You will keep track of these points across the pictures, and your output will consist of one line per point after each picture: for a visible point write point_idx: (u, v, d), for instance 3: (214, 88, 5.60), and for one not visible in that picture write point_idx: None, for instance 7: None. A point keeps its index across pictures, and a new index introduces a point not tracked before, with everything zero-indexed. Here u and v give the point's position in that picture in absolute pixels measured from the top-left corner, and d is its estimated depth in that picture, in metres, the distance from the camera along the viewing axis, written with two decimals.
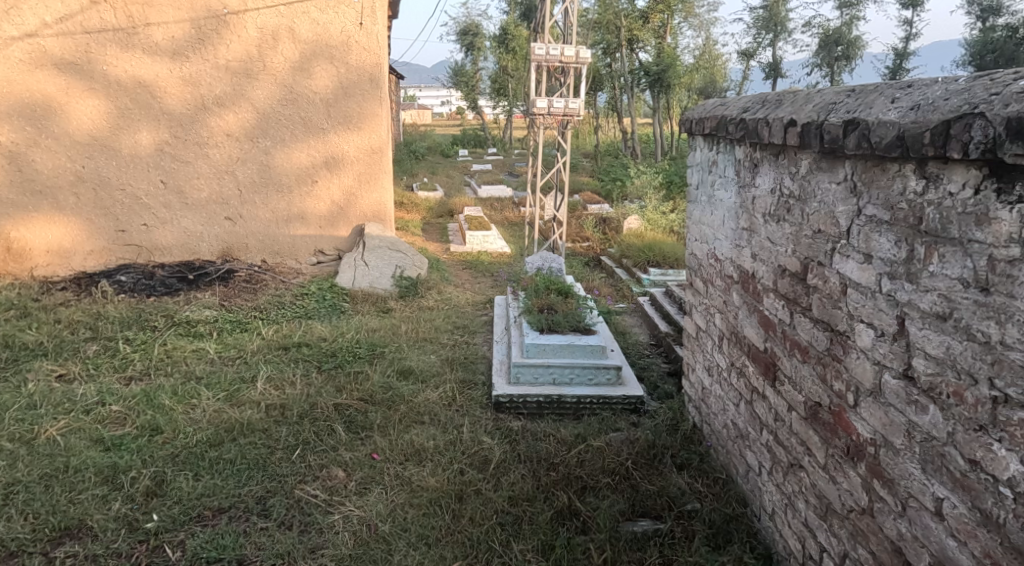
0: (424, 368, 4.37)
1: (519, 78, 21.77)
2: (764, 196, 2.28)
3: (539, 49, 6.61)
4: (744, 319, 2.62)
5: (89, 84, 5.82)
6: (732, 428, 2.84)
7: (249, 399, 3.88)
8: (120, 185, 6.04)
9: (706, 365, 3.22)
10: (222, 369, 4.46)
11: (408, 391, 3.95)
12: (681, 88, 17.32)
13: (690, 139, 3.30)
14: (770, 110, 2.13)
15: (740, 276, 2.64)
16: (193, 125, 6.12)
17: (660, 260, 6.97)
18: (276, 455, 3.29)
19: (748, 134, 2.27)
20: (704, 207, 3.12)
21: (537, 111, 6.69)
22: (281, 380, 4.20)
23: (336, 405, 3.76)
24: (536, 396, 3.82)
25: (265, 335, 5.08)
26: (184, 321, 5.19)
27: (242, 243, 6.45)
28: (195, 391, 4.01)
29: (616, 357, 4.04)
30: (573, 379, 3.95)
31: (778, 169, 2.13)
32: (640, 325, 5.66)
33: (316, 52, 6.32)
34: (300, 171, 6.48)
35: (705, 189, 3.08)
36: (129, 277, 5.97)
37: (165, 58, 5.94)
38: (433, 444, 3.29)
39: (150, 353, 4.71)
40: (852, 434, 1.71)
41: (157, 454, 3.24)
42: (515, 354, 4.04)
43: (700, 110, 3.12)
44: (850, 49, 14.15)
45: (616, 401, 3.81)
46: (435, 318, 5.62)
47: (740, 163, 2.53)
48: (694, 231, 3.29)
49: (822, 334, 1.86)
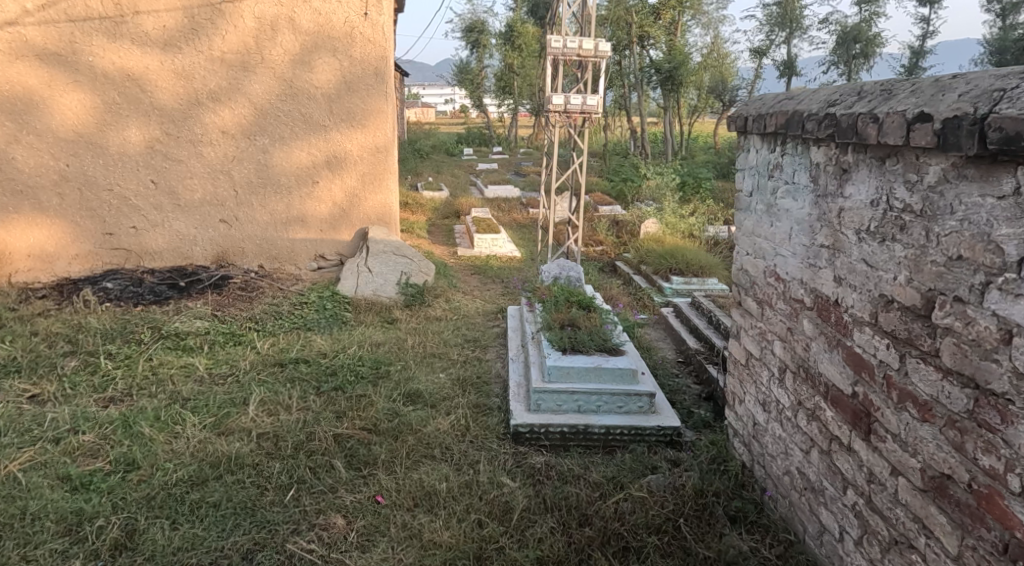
0: (433, 390, 3.96)
1: (525, 76, 21.32)
2: (858, 209, 1.88)
3: (555, 41, 6.18)
4: (819, 352, 2.22)
5: (73, 77, 5.41)
6: (798, 478, 2.44)
7: (240, 427, 3.48)
8: (107, 185, 5.64)
9: (760, 398, 2.82)
10: (211, 390, 4.07)
11: (417, 418, 3.54)
12: (692, 87, 16.86)
13: (741, 138, 2.89)
14: (874, 102, 1.74)
15: (814, 302, 2.24)
16: (186, 122, 5.73)
17: (683, 268, 6.49)
18: (266, 498, 2.89)
19: (837, 132, 1.87)
20: (760, 216, 2.72)
21: (553, 107, 6.26)
22: (275, 403, 3.79)
23: (335, 435, 3.37)
24: (559, 426, 3.42)
25: (259, 351, 4.68)
26: (172, 333, 4.78)
27: (238, 247, 6.06)
28: (181, 417, 3.60)
29: (649, 382, 3.63)
30: (600, 406, 3.54)
31: (882, 176, 1.74)
32: (664, 339, 5.26)
33: (318, 45, 5.91)
34: (299, 171, 6.07)
35: (763, 196, 2.68)
36: (116, 283, 5.53)
37: (156, 49, 5.55)
38: (445, 486, 2.90)
39: (134, 370, 4.31)
40: (1016, 529, 1.34)
41: (131, 496, 2.83)
42: (536, 378, 3.63)
43: (759, 104, 2.71)
44: (868, 47, 13.69)
45: (650, 432, 3.41)
46: (444, 330, 5.22)
47: (820, 168, 2.12)
48: (745, 244, 2.89)
49: (959, 391, 1.48)
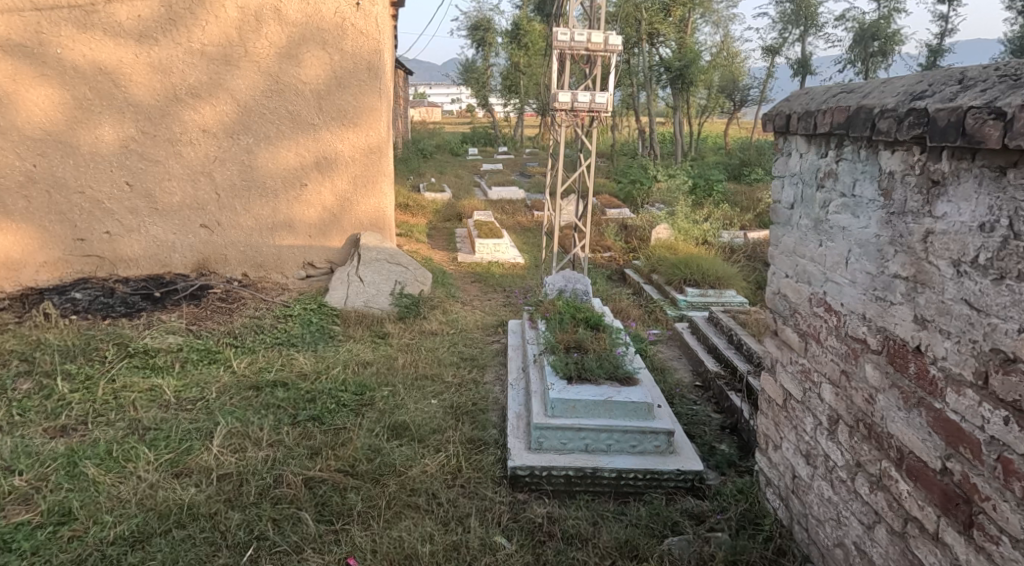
0: (422, 421, 3.52)
1: (532, 75, 20.86)
2: (958, 236, 1.46)
3: (562, 34, 5.68)
4: (887, 408, 1.78)
5: (40, 70, 5.00)
6: (855, 556, 2.00)
7: (200, 466, 3.06)
8: (78, 187, 5.22)
9: (802, 449, 2.37)
10: (176, 418, 3.64)
11: (401, 458, 3.12)
12: (702, 86, 16.36)
13: (781, 138, 2.44)
14: (990, 91, 1.32)
15: (882, 345, 1.79)
16: (164, 120, 5.31)
17: (699, 278, 6.01)
18: (220, 559, 2.49)
19: (929, 130, 1.44)
20: (806, 233, 2.27)
21: (559, 105, 5.78)
22: (243, 437, 3.35)
23: (307, 479, 2.95)
24: (564, 468, 2.99)
25: (235, 371, 4.26)
26: (140, 350, 4.35)
27: (220, 254, 5.63)
28: (134, 452, 3.18)
29: (666, 417, 3.19)
30: (611, 445, 3.10)
31: (999, 192, 1.35)
32: (680, 358, 4.82)
33: (306, 37, 5.51)
34: (287, 172, 5.65)
35: (811, 208, 2.23)
36: (85, 294, 5.11)
37: (131, 41, 5.13)
38: (429, 548, 2.52)
39: (94, 394, 3.88)
40: None
41: (57, 560, 2.45)
42: (537, 411, 3.19)
43: (805, 99, 2.26)
44: (887, 45, 13.17)
45: (668, 477, 2.98)
46: (440, 347, 4.78)
47: (895, 178, 1.69)
48: (786, 264, 2.44)
49: None
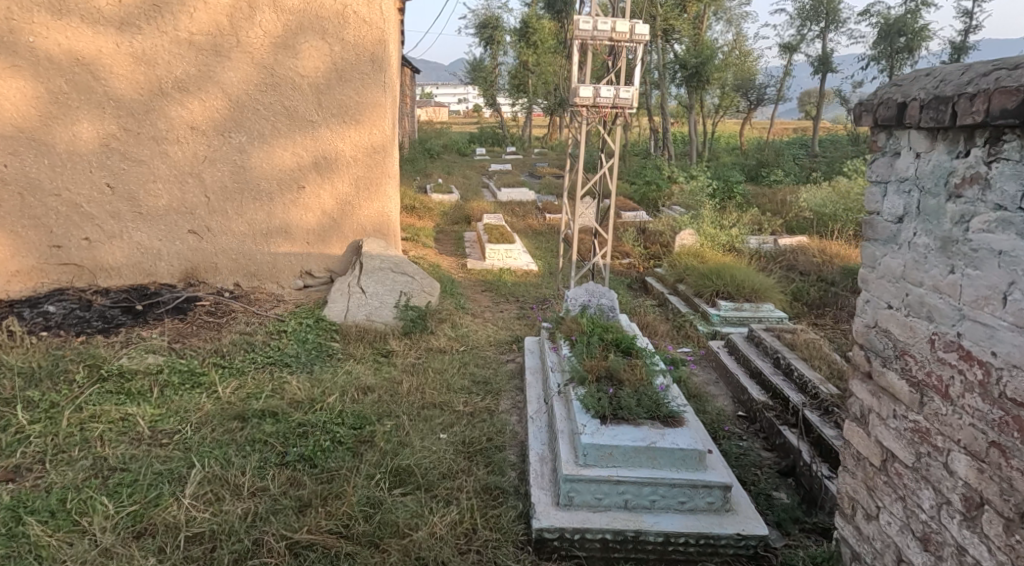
0: (430, 465, 3.01)
1: (541, 73, 20.33)
2: None
3: (584, 22, 5.17)
4: None
5: (11, 60, 4.49)
6: None
7: (165, 524, 2.58)
8: (54, 190, 4.72)
9: (911, 530, 1.86)
10: (146, 457, 3.14)
11: (406, 515, 2.63)
12: (717, 85, 15.83)
13: (886, 137, 1.93)
14: None
15: None
16: (149, 116, 4.83)
17: (733, 290, 5.48)
18: None
19: None
20: (925, 253, 1.76)
21: (580, 101, 5.27)
22: (220, 483, 2.85)
23: (292, 543, 2.47)
24: (601, 531, 2.50)
25: (219, 397, 3.75)
26: (114, 373, 3.83)
27: (209, 262, 5.14)
28: (89, 503, 2.69)
29: (720, 467, 2.68)
30: (655, 502, 2.60)
31: None
32: (718, 383, 4.31)
33: (303, 26, 5.03)
34: (283, 174, 5.16)
35: (935, 222, 1.73)
36: (59, 307, 4.60)
37: (111, 28, 4.65)
38: None
39: (57, 425, 3.37)
40: None
41: None
42: (567, 459, 2.68)
43: (929, 82, 1.75)
44: (914, 41, 12.56)
45: (725, 543, 2.48)
46: (450, 367, 4.28)
47: None
48: (888, 293, 1.93)
49: None
